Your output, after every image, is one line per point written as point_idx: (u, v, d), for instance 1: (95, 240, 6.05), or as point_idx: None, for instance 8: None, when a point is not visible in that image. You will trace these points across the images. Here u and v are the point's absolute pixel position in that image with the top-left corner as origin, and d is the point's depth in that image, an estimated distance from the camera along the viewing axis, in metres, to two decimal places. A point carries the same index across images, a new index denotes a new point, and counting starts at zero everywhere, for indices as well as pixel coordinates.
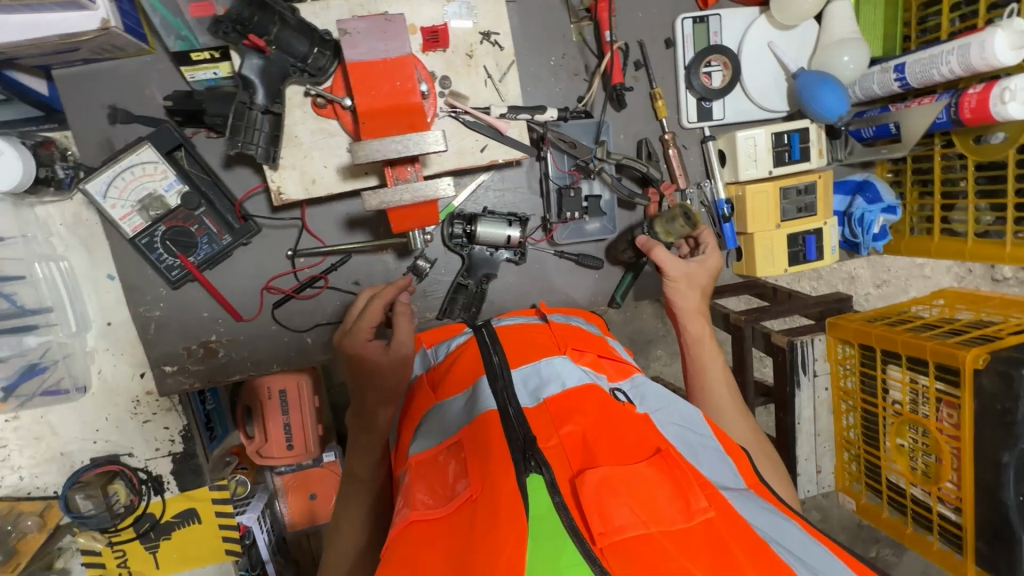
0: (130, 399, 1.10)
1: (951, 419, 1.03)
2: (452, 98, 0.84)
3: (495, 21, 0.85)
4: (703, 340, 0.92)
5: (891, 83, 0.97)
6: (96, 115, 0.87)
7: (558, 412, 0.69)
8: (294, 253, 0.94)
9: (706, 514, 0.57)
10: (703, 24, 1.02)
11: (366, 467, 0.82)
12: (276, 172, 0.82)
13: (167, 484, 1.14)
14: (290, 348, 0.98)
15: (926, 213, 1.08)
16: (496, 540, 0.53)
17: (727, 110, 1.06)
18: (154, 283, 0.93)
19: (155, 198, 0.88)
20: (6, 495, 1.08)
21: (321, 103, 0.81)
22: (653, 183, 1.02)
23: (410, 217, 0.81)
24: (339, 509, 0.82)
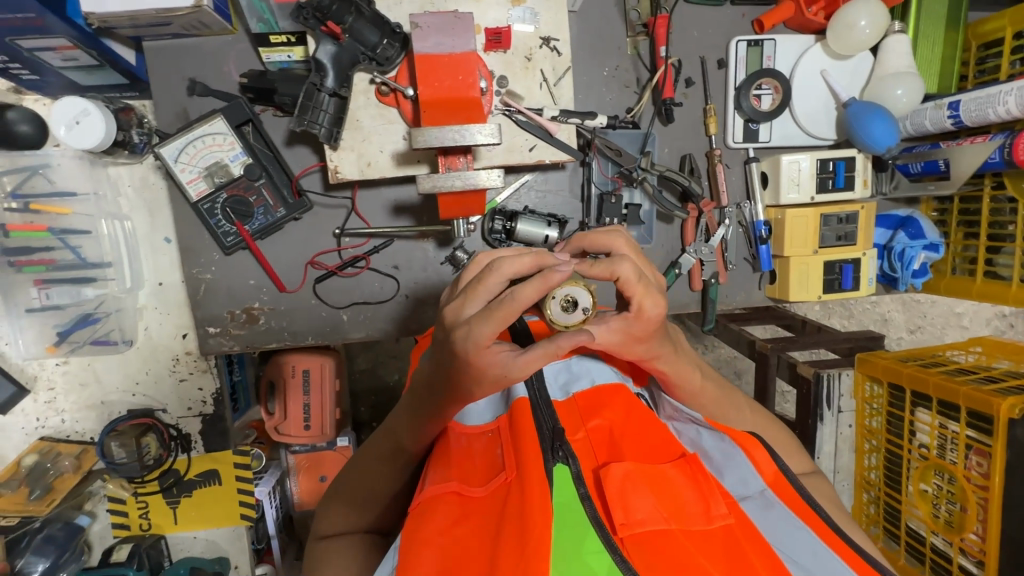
0: (170, 357, 1.15)
1: (980, 468, 1.01)
2: (508, 97, 0.88)
3: (557, 28, 0.88)
4: (685, 372, 0.71)
5: (944, 119, 0.97)
6: (178, 87, 0.94)
7: (587, 407, 0.71)
8: (340, 232, 0.99)
9: (726, 520, 0.58)
10: (757, 48, 1.04)
11: (397, 461, 0.74)
12: (335, 152, 0.86)
13: (194, 444, 1.19)
14: (326, 323, 1.02)
15: (969, 254, 1.07)
16: (522, 521, 0.54)
17: (773, 133, 1.07)
18: (209, 247, 0.98)
19: (221, 166, 0.94)
20: (48, 435, 1.15)
21: (384, 92, 0.85)
22: (693, 198, 1.04)
23: (457, 205, 0.86)
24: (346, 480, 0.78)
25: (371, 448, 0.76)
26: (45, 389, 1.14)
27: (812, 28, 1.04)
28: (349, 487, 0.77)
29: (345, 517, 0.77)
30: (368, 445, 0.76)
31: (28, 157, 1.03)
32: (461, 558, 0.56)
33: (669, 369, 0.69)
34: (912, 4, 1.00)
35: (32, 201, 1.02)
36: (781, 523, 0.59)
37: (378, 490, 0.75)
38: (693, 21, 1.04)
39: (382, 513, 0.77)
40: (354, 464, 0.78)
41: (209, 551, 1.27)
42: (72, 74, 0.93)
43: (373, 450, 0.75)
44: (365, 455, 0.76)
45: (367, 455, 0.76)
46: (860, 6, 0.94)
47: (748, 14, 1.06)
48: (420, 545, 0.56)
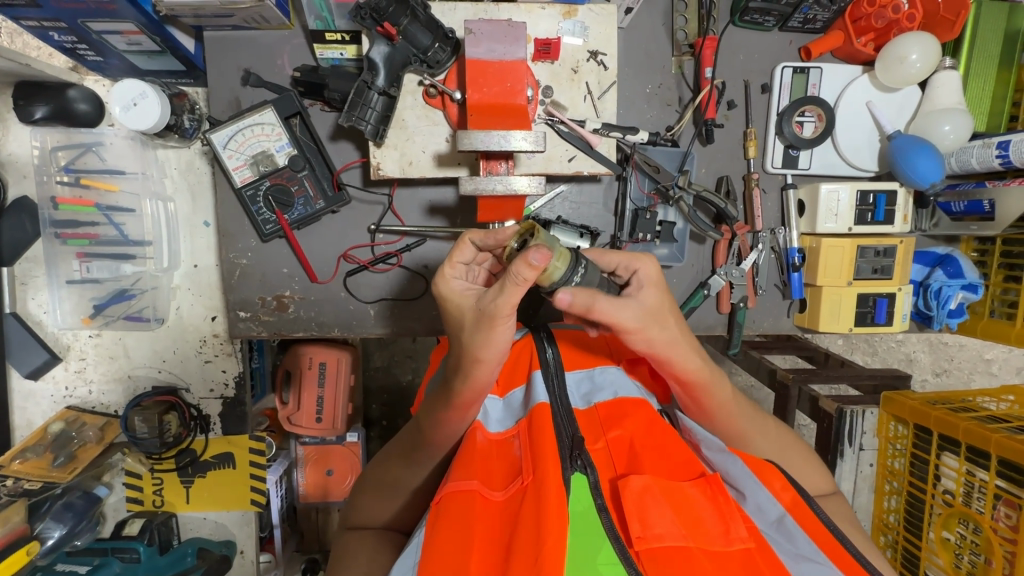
0: (198, 338, 1.17)
1: (1009, 520, 0.97)
2: (552, 107, 0.90)
3: (605, 42, 0.89)
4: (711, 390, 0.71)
5: (992, 159, 0.95)
6: (232, 77, 0.97)
7: (609, 417, 0.70)
8: (375, 228, 1.00)
9: (745, 543, 0.57)
10: (803, 75, 1.03)
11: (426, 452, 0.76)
12: (379, 150, 0.88)
13: (212, 425, 1.21)
14: (352, 316, 1.04)
15: (1009, 298, 1.04)
16: (538, 527, 0.55)
17: (813, 160, 1.06)
18: (247, 232, 1.01)
19: (267, 155, 0.96)
20: (75, 405, 1.18)
21: (432, 93, 0.87)
22: (727, 221, 1.03)
23: (497, 209, 0.87)
24: (374, 476, 0.80)
25: (397, 443, 0.80)
26: (76, 359, 1.17)
27: (860, 59, 1.04)
28: (375, 482, 0.80)
29: (367, 513, 0.79)
30: (396, 441, 0.80)
31: (83, 134, 1.07)
32: (478, 558, 0.57)
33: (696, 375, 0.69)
34: (964, 39, 0.99)
35: (83, 176, 1.07)
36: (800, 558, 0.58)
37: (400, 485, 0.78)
38: (740, 45, 1.05)
39: (402, 512, 0.79)
40: (382, 461, 0.81)
41: (217, 533, 1.28)
42: (134, 58, 0.96)
43: (399, 445, 0.79)
44: (392, 449, 0.80)
45: (394, 451, 0.80)
46: (912, 39, 0.93)
47: (795, 41, 1.06)
48: (436, 547, 0.57)
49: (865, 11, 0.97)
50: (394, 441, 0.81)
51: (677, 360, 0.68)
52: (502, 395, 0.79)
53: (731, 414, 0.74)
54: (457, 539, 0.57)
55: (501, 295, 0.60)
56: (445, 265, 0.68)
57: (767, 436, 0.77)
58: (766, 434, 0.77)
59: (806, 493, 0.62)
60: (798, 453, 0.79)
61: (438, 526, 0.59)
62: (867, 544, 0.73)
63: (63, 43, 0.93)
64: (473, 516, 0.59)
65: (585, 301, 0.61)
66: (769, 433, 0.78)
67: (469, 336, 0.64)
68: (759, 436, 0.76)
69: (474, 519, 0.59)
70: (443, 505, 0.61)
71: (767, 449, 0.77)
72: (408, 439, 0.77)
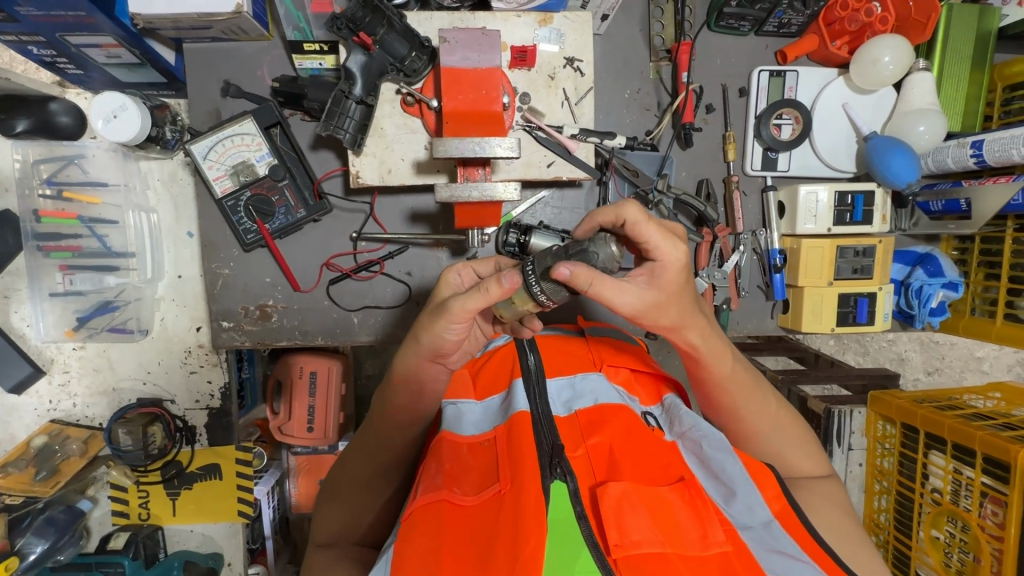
0: (182, 349, 1.17)
1: (995, 517, 0.97)
2: (529, 113, 0.90)
3: (581, 48, 0.90)
4: (715, 355, 0.72)
5: (967, 158, 0.96)
6: (213, 88, 0.98)
7: (588, 423, 0.70)
8: (357, 236, 1.00)
9: (723, 547, 0.57)
10: (779, 78, 1.04)
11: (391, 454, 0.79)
12: (358, 158, 0.88)
13: (198, 436, 1.20)
14: (336, 324, 1.04)
15: (990, 296, 1.05)
16: (516, 536, 0.55)
17: (792, 162, 1.07)
18: (229, 243, 1.01)
19: (247, 165, 0.96)
20: (59, 418, 1.17)
21: (410, 102, 0.87)
22: (708, 223, 1.04)
23: (474, 216, 0.87)
24: (341, 489, 0.80)
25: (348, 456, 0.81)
26: (60, 372, 1.16)
27: (835, 62, 1.05)
28: (336, 498, 0.80)
29: (336, 532, 0.79)
30: (348, 454, 0.82)
31: (65, 147, 1.07)
32: (450, 566, 0.57)
33: (700, 342, 0.70)
34: (937, 41, 1.00)
35: (65, 189, 1.07)
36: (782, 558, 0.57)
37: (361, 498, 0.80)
38: (716, 49, 1.06)
39: (374, 522, 0.80)
40: (337, 476, 0.82)
41: (204, 546, 1.27)
42: (114, 70, 0.97)
43: (351, 458, 0.81)
44: (344, 463, 0.81)
45: (348, 464, 0.81)
46: (884, 42, 0.94)
47: (771, 45, 1.07)
48: (408, 556, 0.57)
49: (838, 15, 0.98)
50: (347, 456, 0.82)
51: (688, 330, 0.68)
52: (480, 399, 0.79)
53: (728, 386, 0.75)
54: (430, 549, 0.58)
55: (461, 299, 0.62)
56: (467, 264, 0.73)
57: (766, 409, 0.77)
58: (765, 410, 0.77)
59: (796, 502, 0.63)
60: (798, 439, 0.78)
61: (411, 536, 0.59)
62: (857, 535, 0.71)
63: (42, 57, 0.94)
64: (445, 526, 0.60)
65: (592, 274, 0.57)
66: (769, 407, 0.77)
67: (414, 351, 0.70)
68: (756, 411, 0.76)
69: (451, 529, 0.59)
70: (417, 515, 0.60)
71: (768, 432, 0.77)
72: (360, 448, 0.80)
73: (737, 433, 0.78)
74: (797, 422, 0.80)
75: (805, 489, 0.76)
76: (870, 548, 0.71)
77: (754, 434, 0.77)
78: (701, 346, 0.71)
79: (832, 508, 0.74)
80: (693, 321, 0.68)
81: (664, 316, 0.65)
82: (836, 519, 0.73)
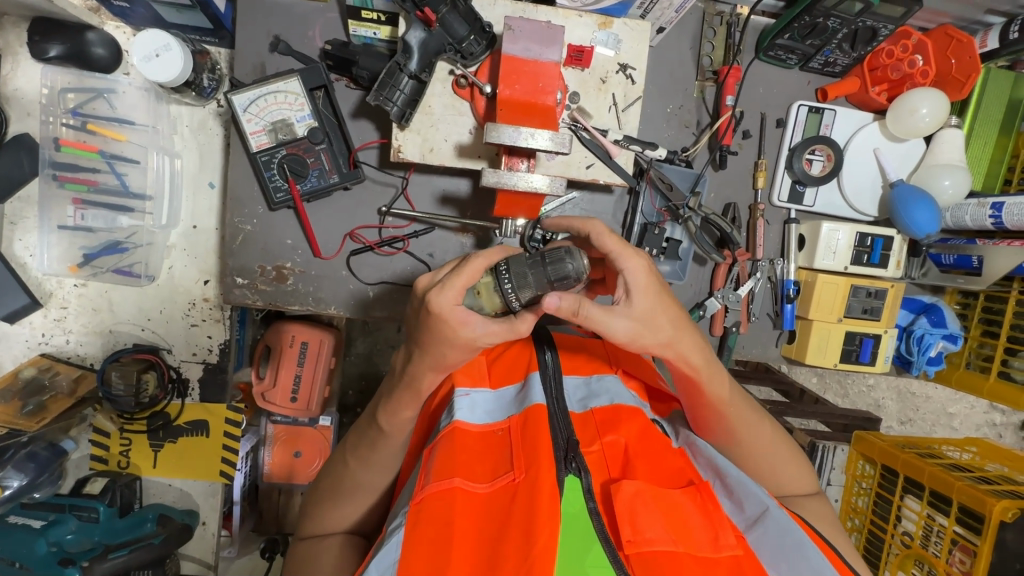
0: (187, 301, 1.16)
1: (962, 565, 1.00)
2: (577, 112, 0.91)
3: (636, 57, 0.91)
4: (711, 376, 0.69)
5: (985, 218, 0.99)
6: (262, 42, 0.96)
7: (604, 420, 0.69)
8: (386, 210, 1.00)
9: (733, 551, 0.57)
10: (817, 115, 1.07)
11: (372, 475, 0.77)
12: (401, 133, 0.88)
13: (190, 390, 1.19)
14: (352, 296, 1.03)
15: (985, 352, 1.09)
16: (530, 527, 0.55)
17: (817, 199, 1.09)
18: (255, 199, 0.99)
19: (286, 124, 0.95)
20: (49, 354, 1.14)
21: (462, 84, 0.87)
22: (731, 245, 1.05)
23: (515, 205, 0.87)
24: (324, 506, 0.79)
25: (317, 492, 0.82)
26: (58, 307, 1.14)
27: (872, 107, 1.08)
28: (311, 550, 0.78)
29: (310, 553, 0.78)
30: (316, 493, 0.82)
31: (97, 79, 1.05)
32: (461, 554, 0.57)
33: (695, 361, 0.67)
34: (971, 102, 1.04)
35: (90, 121, 1.05)
36: (792, 547, 0.58)
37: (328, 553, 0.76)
38: (761, 78, 1.08)
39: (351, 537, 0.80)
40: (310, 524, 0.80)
41: (181, 502, 1.25)
42: (163, 9, 0.95)
43: (320, 498, 0.81)
44: (316, 506, 0.80)
45: (316, 510, 0.80)
46: (922, 94, 0.98)
47: (813, 82, 1.09)
48: (416, 544, 0.57)
49: (883, 62, 1.01)
50: (316, 491, 0.82)
51: (685, 353, 0.66)
52: (494, 387, 0.76)
53: (725, 409, 0.71)
54: (443, 534, 0.58)
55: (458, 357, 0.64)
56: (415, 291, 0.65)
57: (758, 428, 0.75)
58: (760, 429, 0.75)
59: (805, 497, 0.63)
60: (789, 452, 0.77)
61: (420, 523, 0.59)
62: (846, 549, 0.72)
63: None
64: (457, 515, 0.59)
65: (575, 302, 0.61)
66: (763, 429, 0.75)
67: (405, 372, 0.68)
68: (749, 431, 0.74)
69: (459, 517, 0.59)
70: (427, 502, 0.60)
71: (760, 444, 0.75)
72: (327, 488, 0.80)
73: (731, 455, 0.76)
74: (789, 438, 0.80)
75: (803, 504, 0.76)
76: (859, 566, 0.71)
77: (749, 455, 0.75)
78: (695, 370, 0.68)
79: (824, 525, 0.75)
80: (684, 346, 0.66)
81: (662, 331, 0.64)
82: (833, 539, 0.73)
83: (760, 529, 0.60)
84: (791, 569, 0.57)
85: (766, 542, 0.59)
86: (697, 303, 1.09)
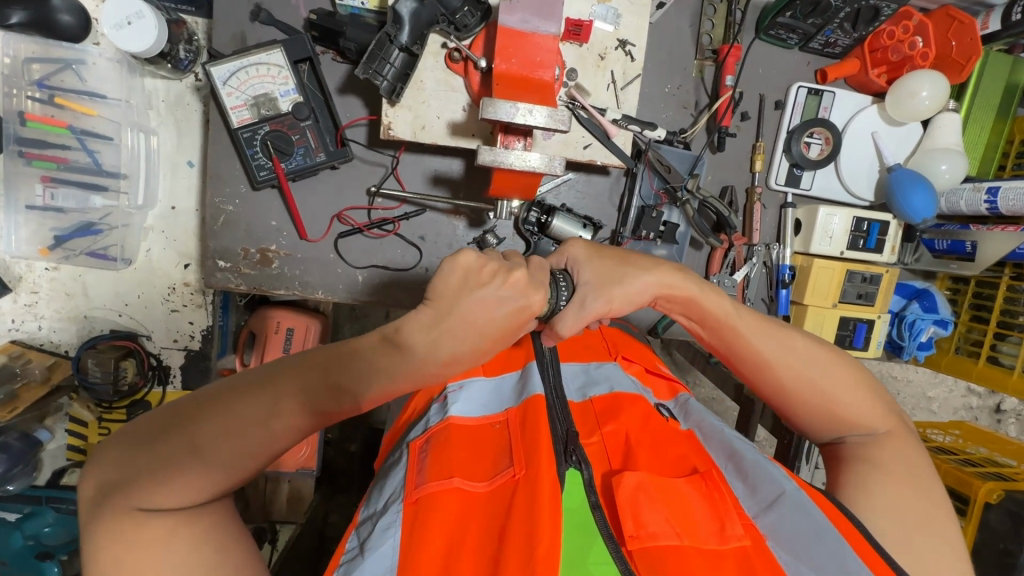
0: (166, 286, 1.11)
1: None
2: (575, 90, 0.88)
3: (635, 33, 0.88)
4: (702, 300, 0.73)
5: (980, 203, 0.99)
6: (242, 10, 0.91)
7: (603, 411, 0.68)
8: (375, 190, 0.96)
9: (741, 541, 0.55)
10: (816, 97, 1.05)
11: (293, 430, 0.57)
12: (392, 108, 0.84)
13: (171, 377, 1.15)
14: (340, 280, 0.99)
15: (974, 337, 1.10)
16: (531, 519, 0.53)
17: (814, 182, 1.08)
18: (237, 178, 0.95)
19: (269, 99, 0.90)
20: (20, 340, 1.09)
21: (455, 58, 0.83)
22: (727, 230, 1.04)
23: (511, 184, 0.84)
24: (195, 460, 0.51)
25: (143, 453, 0.51)
26: (28, 291, 1.08)
27: (871, 90, 1.06)
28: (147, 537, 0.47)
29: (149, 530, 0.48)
30: (141, 454, 0.51)
31: (63, 49, 0.97)
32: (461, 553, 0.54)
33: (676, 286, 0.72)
34: (969, 86, 1.02)
35: (58, 94, 0.98)
36: (808, 531, 0.55)
37: (197, 545, 0.49)
38: (761, 58, 1.06)
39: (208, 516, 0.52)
40: (129, 507, 0.48)
41: None
42: None
43: (159, 463, 0.50)
44: (161, 463, 0.50)
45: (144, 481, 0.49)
46: (923, 77, 0.96)
47: (812, 63, 1.08)
48: (419, 550, 0.53)
49: (883, 44, 1.00)
50: (141, 451, 0.51)
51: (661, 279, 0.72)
52: (490, 376, 0.76)
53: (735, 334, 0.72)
54: (443, 535, 0.55)
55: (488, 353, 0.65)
56: (502, 269, 0.61)
57: (793, 359, 0.71)
58: (799, 361, 0.71)
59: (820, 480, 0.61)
60: (851, 390, 0.69)
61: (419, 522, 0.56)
62: (919, 497, 0.63)
63: None
64: (455, 514, 0.57)
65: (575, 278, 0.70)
66: (798, 361, 0.71)
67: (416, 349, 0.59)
68: (781, 367, 0.71)
69: (457, 519, 0.57)
70: (424, 503, 0.57)
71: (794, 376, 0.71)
72: (179, 449, 0.51)
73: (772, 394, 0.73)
74: (858, 380, 0.71)
75: (869, 454, 0.67)
76: (925, 531, 0.60)
77: (786, 391, 0.71)
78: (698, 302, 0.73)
79: (897, 471, 0.65)
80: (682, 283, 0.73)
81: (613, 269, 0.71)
82: (896, 493, 0.63)
83: (774, 513, 0.58)
84: (810, 554, 0.54)
85: (780, 528, 0.57)
86: None
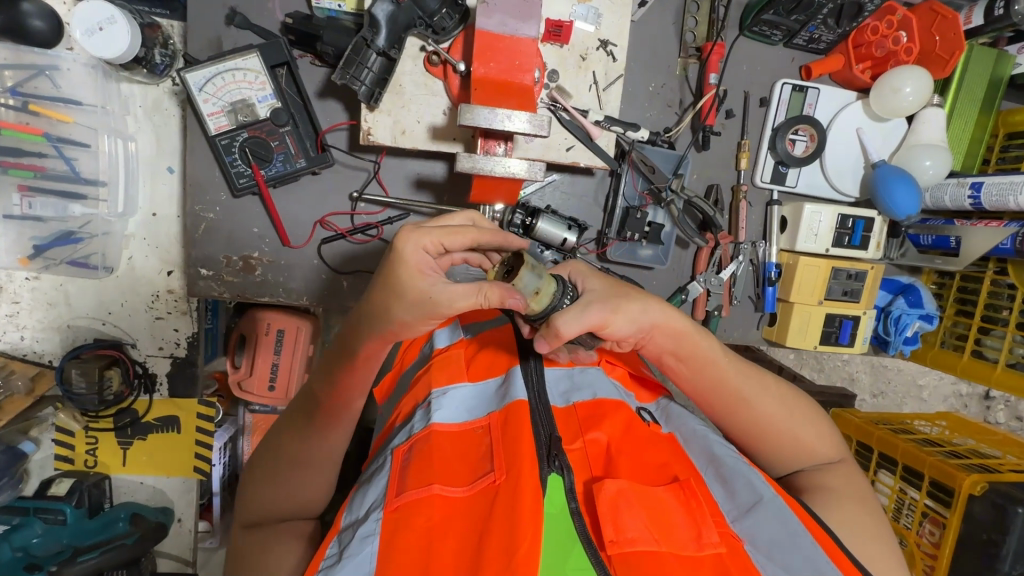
0: (150, 293, 1.10)
1: (931, 537, 1.01)
2: (556, 92, 0.87)
3: (617, 33, 0.87)
4: (693, 344, 0.70)
5: (964, 198, 1.00)
6: (217, 14, 0.89)
7: (586, 417, 0.68)
8: (357, 196, 0.95)
9: (717, 548, 0.55)
10: (801, 93, 1.04)
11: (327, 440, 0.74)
12: (371, 113, 0.83)
13: (158, 386, 1.14)
14: (324, 286, 0.99)
15: (959, 330, 1.11)
16: (511, 528, 0.53)
17: (800, 179, 1.07)
18: (217, 185, 0.93)
19: (247, 105, 0.89)
20: (2, 351, 1.08)
21: (434, 61, 0.82)
22: (713, 229, 1.03)
23: (491, 189, 0.84)
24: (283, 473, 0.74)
25: (264, 464, 0.76)
26: (9, 301, 1.07)
27: (855, 85, 1.06)
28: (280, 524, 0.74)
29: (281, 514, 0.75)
30: (261, 486, 0.75)
31: (36, 55, 0.95)
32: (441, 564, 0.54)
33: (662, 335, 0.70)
34: (953, 81, 1.02)
35: (32, 101, 0.95)
36: (775, 537, 0.57)
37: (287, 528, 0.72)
38: (746, 55, 1.05)
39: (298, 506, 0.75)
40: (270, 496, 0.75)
41: (154, 499, 1.21)
42: None
43: (271, 469, 0.75)
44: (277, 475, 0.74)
45: (263, 500, 0.74)
46: (906, 73, 0.96)
47: (797, 59, 1.07)
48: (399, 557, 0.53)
49: (867, 39, 0.99)
50: (252, 485, 0.76)
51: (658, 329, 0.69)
52: (474, 381, 0.74)
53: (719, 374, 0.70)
54: (424, 543, 0.55)
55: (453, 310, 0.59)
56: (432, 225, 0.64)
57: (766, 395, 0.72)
58: (767, 401, 0.71)
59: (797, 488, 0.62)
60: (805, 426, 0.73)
61: (402, 531, 0.56)
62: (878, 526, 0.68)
63: None
64: (435, 521, 0.57)
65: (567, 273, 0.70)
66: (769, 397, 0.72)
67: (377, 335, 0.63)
68: (756, 405, 0.71)
69: (436, 527, 0.56)
70: (405, 511, 0.57)
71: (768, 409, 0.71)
72: (279, 459, 0.75)
73: (747, 434, 0.73)
74: (811, 416, 0.74)
75: (825, 482, 0.71)
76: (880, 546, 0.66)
77: (763, 425, 0.71)
78: (679, 345, 0.70)
79: (850, 493, 0.70)
80: (665, 323, 0.69)
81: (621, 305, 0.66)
82: (851, 515, 0.68)
83: (753, 518, 0.59)
84: (781, 562, 0.55)
85: (758, 532, 0.58)
86: (682, 287, 1.06)
